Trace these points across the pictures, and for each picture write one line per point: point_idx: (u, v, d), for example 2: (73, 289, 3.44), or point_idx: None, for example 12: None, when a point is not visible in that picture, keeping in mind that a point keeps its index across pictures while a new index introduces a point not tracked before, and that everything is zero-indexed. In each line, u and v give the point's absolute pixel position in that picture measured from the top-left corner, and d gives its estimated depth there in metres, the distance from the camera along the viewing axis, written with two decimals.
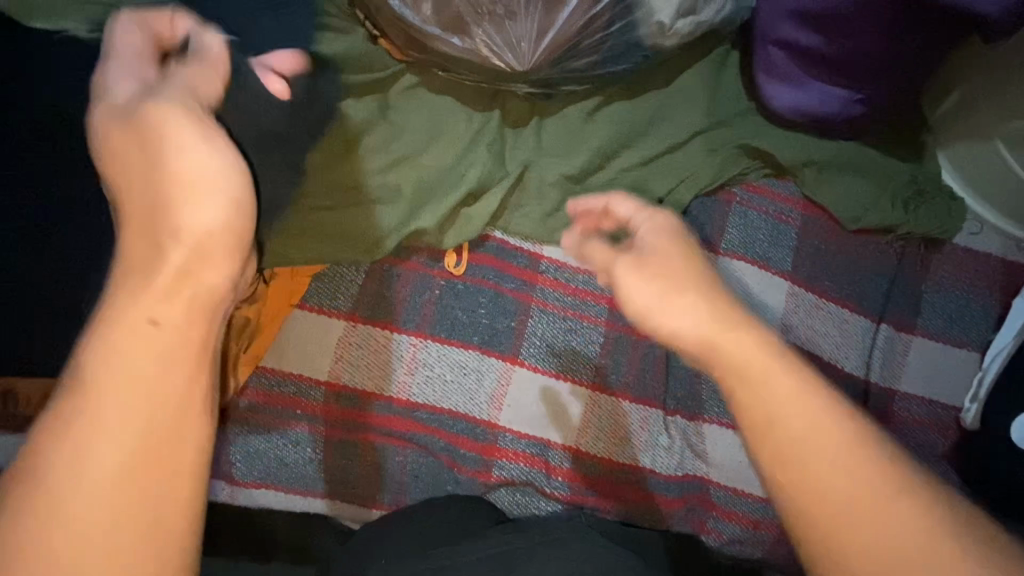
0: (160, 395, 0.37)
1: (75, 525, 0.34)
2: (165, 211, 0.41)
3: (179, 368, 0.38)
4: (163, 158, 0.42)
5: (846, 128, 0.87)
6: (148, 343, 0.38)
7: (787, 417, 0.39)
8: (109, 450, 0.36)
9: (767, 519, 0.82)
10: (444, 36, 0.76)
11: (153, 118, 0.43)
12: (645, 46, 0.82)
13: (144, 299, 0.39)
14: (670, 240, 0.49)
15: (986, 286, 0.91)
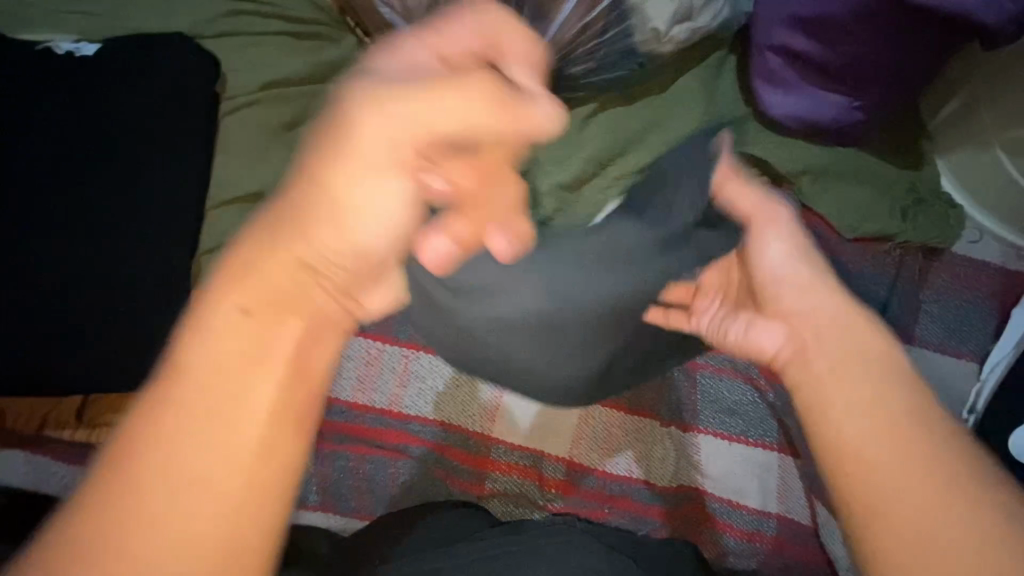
0: (247, 381, 0.32)
1: (145, 547, 0.28)
2: (302, 227, 0.34)
3: (261, 374, 0.32)
4: (331, 149, 0.34)
5: (846, 136, 0.86)
6: (243, 326, 0.32)
7: (840, 395, 0.41)
8: (192, 457, 0.30)
9: (762, 532, 0.81)
10: None
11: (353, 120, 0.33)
12: (640, 51, 0.83)
13: (239, 283, 0.33)
14: (797, 241, 0.58)
15: (986, 295, 0.90)
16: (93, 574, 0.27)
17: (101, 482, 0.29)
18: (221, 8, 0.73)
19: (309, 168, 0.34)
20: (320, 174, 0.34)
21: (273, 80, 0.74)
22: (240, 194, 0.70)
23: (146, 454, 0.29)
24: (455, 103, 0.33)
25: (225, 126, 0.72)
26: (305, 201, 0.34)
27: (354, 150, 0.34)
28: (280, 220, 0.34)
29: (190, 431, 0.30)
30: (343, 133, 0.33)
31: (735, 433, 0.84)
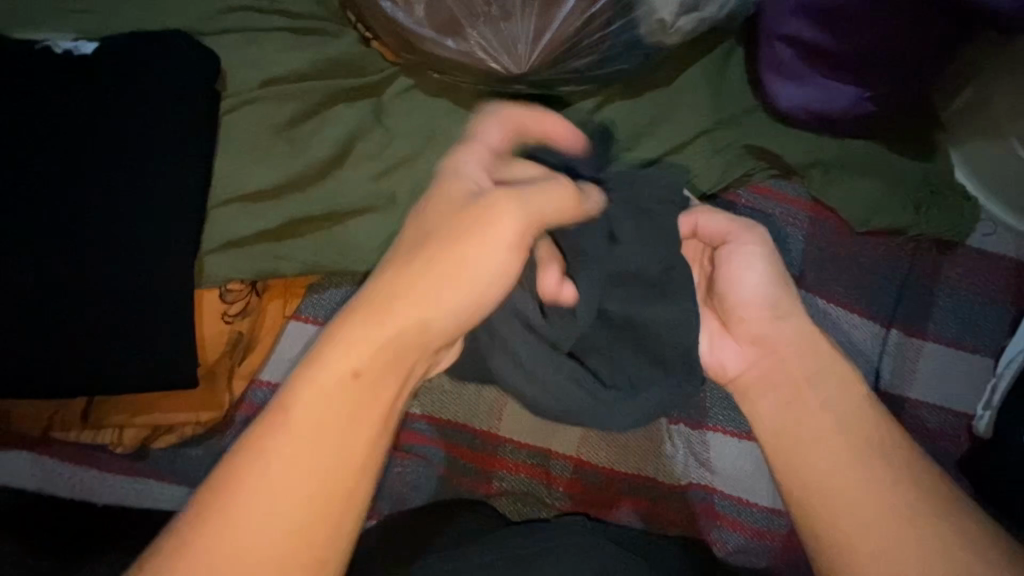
0: (352, 426, 0.42)
1: (249, 541, 0.39)
2: (433, 301, 0.43)
3: (361, 429, 0.42)
4: (466, 233, 0.44)
5: (856, 127, 0.85)
6: (358, 375, 0.42)
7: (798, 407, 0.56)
8: (293, 477, 0.40)
9: (773, 530, 0.80)
10: (438, 38, 0.74)
11: (497, 218, 0.45)
12: (647, 44, 0.81)
13: (357, 334, 0.42)
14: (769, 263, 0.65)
15: (1002, 289, 0.88)
16: (218, 551, 0.39)
17: (225, 479, 0.40)
18: (220, 4, 0.72)
19: (424, 240, 0.44)
20: (435, 248, 0.44)
21: (274, 77, 0.73)
22: (245, 191, 0.70)
23: (263, 470, 0.40)
24: (554, 196, 0.48)
25: (225, 126, 0.71)
26: (445, 259, 0.44)
27: (453, 247, 0.44)
28: (387, 294, 0.43)
29: (313, 456, 0.40)
30: (468, 218, 0.44)
31: (745, 431, 0.82)
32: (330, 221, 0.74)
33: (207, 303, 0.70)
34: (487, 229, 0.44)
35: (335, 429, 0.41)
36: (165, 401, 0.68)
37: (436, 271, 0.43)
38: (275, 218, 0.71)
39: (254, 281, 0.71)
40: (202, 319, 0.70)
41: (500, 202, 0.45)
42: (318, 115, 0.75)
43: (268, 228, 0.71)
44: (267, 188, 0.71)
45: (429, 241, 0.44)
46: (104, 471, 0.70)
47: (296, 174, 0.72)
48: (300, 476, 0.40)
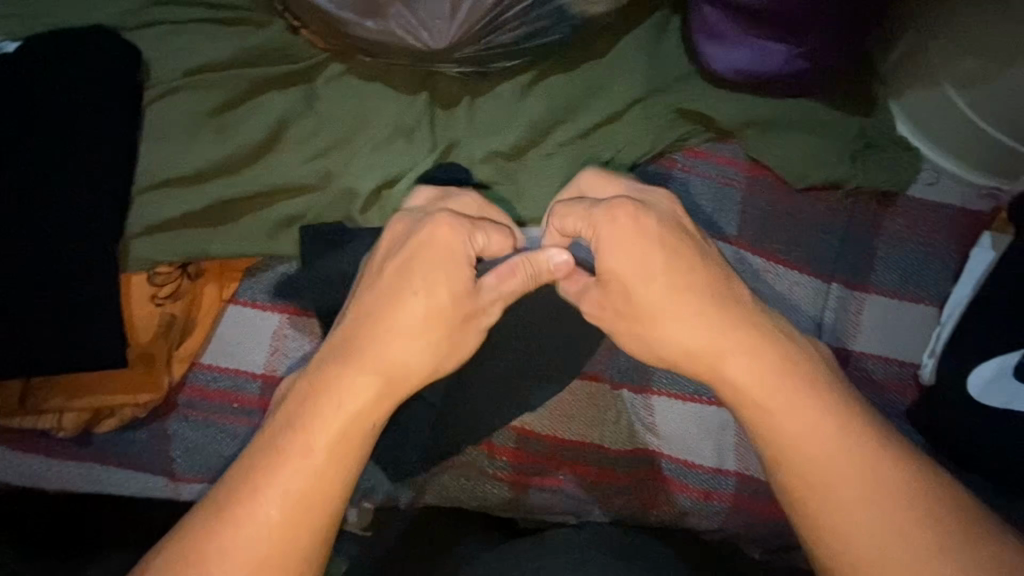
0: (346, 471, 0.53)
1: (245, 561, 0.50)
2: (416, 369, 0.57)
3: (353, 463, 0.54)
4: (450, 314, 0.58)
5: (791, 86, 0.85)
6: (350, 428, 0.54)
7: (802, 438, 0.54)
8: (285, 510, 0.51)
9: (719, 490, 0.81)
10: (358, 19, 0.75)
11: (473, 311, 0.60)
12: (573, 14, 0.81)
13: (351, 386, 0.55)
14: (637, 279, 0.59)
15: (947, 238, 0.87)
16: (227, 552, 0.50)
17: (231, 509, 0.51)
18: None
19: (396, 312, 0.57)
20: (420, 320, 0.57)
21: (198, 66, 0.74)
22: (170, 177, 0.72)
23: (264, 487, 0.51)
24: (516, 280, 0.62)
25: (151, 115, 0.73)
26: (443, 335, 0.58)
27: (432, 321, 0.57)
28: (381, 354, 0.56)
29: (310, 494, 0.52)
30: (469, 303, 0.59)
31: (687, 393, 0.83)
32: (263, 203, 0.76)
33: (138, 285, 0.72)
34: (461, 316, 0.59)
35: (328, 475, 0.52)
36: (102, 382, 0.71)
37: (443, 345, 0.58)
38: (202, 200, 0.73)
39: (184, 264, 0.73)
40: (131, 303, 0.72)
41: (474, 295, 0.60)
42: (246, 103, 0.77)
43: (196, 211, 0.73)
44: (194, 172, 0.73)
45: (409, 316, 0.57)
46: (48, 456, 0.72)
47: (225, 158, 0.74)
48: (298, 491, 0.51)
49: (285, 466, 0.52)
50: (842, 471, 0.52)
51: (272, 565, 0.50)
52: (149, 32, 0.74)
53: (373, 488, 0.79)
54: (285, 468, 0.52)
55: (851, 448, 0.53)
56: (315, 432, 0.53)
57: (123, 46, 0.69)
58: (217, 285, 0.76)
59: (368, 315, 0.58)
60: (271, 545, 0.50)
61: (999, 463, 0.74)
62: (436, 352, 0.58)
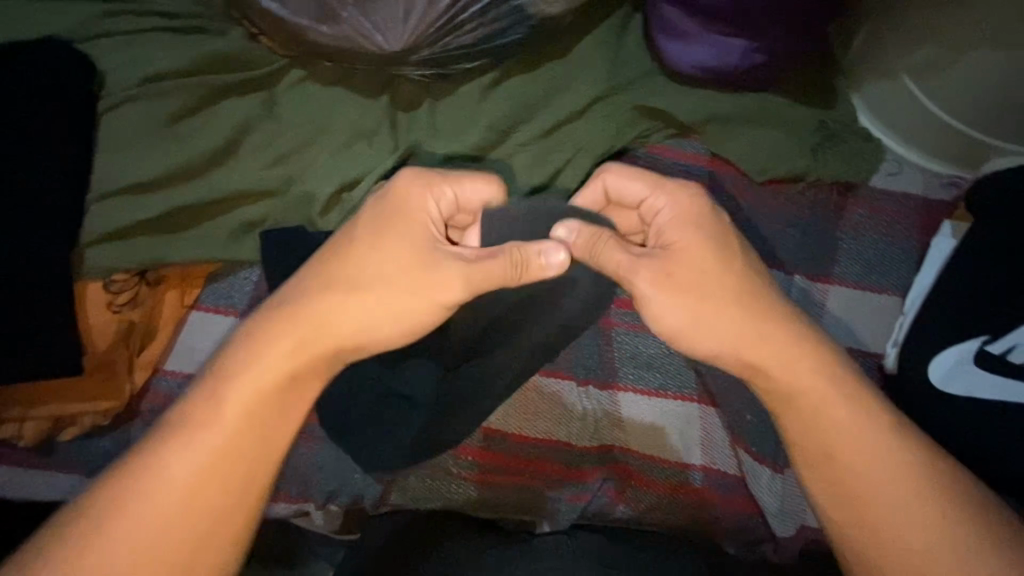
0: (270, 430, 0.58)
1: (171, 500, 0.54)
2: (354, 339, 0.61)
3: (281, 417, 0.58)
4: (410, 287, 0.60)
5: (751, 80, 0.85)
6: (284, 392, 0.58)
7: (829, 425, 0.62)
8: (211, 455, 0.55)
9: (686, 485, 0.81)
10: (312, 25, 0.76)
11: (438, 284, 0.60)
12: (530, 14, 0.80)
13: (285, 350, 0.59)
14: (691, 253, 0.63)
15: (909, 227, 0.87)
16: (156, 492, 0.54)
17: (158, 449, 0.55)
18: (96, 10, 0.75)
19: (364, 283, 0.61)
20: (373, 293, 0.60)
21: (153, 74, 0.75)
22: (127, 184, 0.73)
23: (193, 435, 0.56)
24: (488, 266, 0.60)
25: (106, 124, 0.73)
26: (388, 297, 0.60)
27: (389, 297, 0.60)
28: (311, 318, 0.60)
29: (231, 445, 0.56)
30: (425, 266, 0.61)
31: (653, 387, 0.83)
32: (222, 209, 0.76)
33: (95, 293, 0.73)
34: (420, 292, 0.60)
35: (251, 431, 0.57)
36: (63, 390, 0.71)
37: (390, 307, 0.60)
38: (159, 207, 0.73)
39: (142, 271, 0.74)
40: (88, 311, 0.72)
41: (437, 266, 0.61)
42: (203, 110, 0.77)
43: (154, 218, 0.73)
44: (151, 179, 0.73)
45: (375, 288, 0.60)
46: (11, 465, 0.73)
47: (181, 166, 0.74)
48: (224, 440, 0.56)
49: (213, 416, 0.56)
50: (866, 457, 0.60)
51: (197, 507, 0.55)
52: (105, 42, 0.75)
53: (338, 490, 0.79)
54: (214, 418, 0.56)
55: (875, 448, 0.61)
56: (240, 386, 0.57)
57: (76, 57, 0.70)
58: (178, 292, 0.77)
59: (329, 284, 0.61)
60: (198, 489, 0.55)
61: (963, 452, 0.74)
62: (384, 327, 0.61)
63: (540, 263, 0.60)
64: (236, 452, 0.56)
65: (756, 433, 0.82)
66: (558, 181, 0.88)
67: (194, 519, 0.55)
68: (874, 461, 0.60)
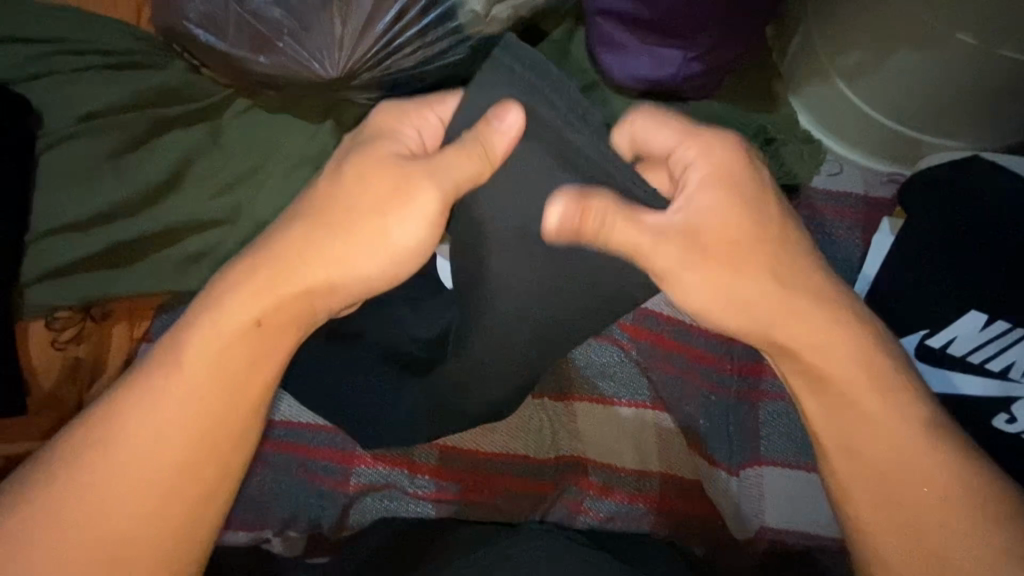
0: (238, 395, 0.51)
1: (141, 453, 0.48)
2: (331, 291, 0.53)
3: (259, 368, 0.51)
4: (391, 212, 0.52)
5: (688, 88, 0.87)
6: (250, 353, 0.51)
7: (865, 411, 0.53)
8: (183, 407, 0.49)
9: (644, 492, 0.81)
10: (252, 56, 0.78)
11: (417, 194, 0.52)
12: (469, 35, 0.81)
13: (251, 303, 0.51)
14: (720, 215, 0.52)
15: (850, 226, 0.90)
16: (121, 446, 0.48)
17: (115, 409, 0.49)
18: (34, 51, 0.76)
19: (347, 220, 0.52)
20: (356, 233, 0.52)
21: (93, 111, 0.76)
22: (69, 221, 0.73)
23: (162, 386, 0.49)
24: (463, 164, 0.52)
25: (47, 163, 0.74)
26: (353, 225, 0.52)
27: (377, 232, 0.52)
28: (287, 257, 0.52)
29: (190, 408, 0.49)
30: (394, 184, 0.52)
31: (609, 396, 0.83)
32: (167, 240, 0.77)
33: (40, 332, 0.75)
34: (400, 208, 0.52)
35: (213, 395, 0.50)
36: (15, 428, 0.74)
37: (362, 233, 0.52)
38: (101, 242, 0.74)
39: (86, 309, 0.75)
40: (33, 349, 0.75)
41: (408, 182, 0.52)
42: (146, 144, 0.78)
43: (97, 253, 0.74)
44: (93, 215, 0.74)
45: (359, 226, 0.52)
46: None
47: (123, 201, 0.75)
48: (198, 391, 0.49)
49: (183, 365, 0.50)
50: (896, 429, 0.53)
51: (168, 464, 0.48)
52: (44, 82, 0.76)
53: (296, 515, 0.79)
54: (184, 367, 0.50)
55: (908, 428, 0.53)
56: (204, 332, 0.50)
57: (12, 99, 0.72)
58: (123, 325, 0.78)
59: (309, 227, 0.52)
60: (170, 444, 0.49)
61: None
62: (367, 268, 0.53)
63: (502, 151, 0.53)
64: (207, 405, 0.49)
65: (710, 436, 0.83)
66: None
67: (167, 476, 0.48)
68: (902, 441, 0.53)
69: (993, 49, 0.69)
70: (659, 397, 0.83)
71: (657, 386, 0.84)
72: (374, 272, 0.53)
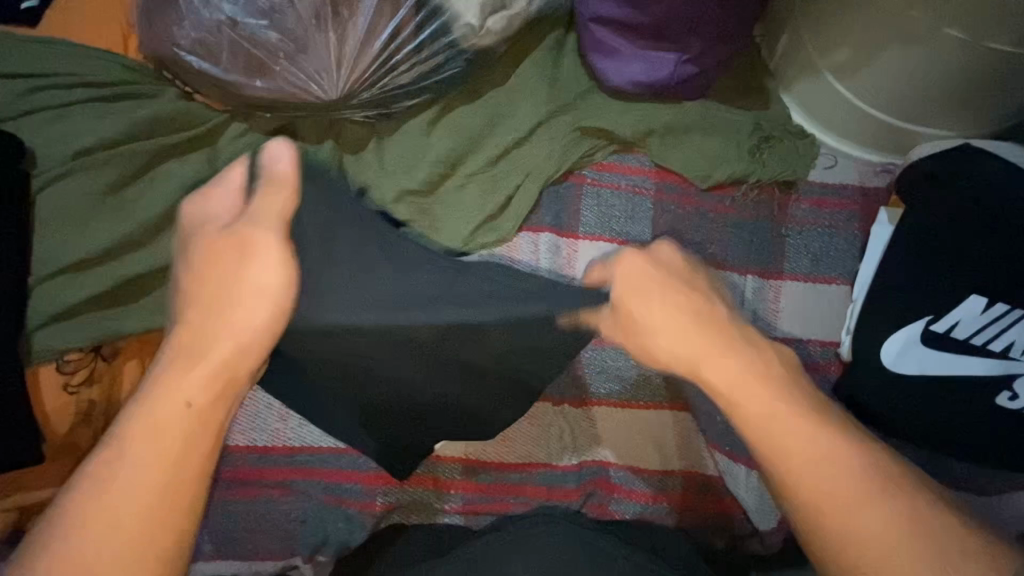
0: (183, 475, 0.47)
1: (99, 552, 0.44)
2: (243, 352, 0.51)
3: (200, 444, 0.48)
4: (243, 269, 0.52)
5: (683, 90, 0.88)
6: (163, 444, 0.47)
7: (787, 438, 0.50)
8: (138, 497, 0.46)
9: (667, 492, 0.83)
10: (247, 80, 0.77)
11: (253, 240, 0.53)
12: (464, 47, 0.81)
13: (179, 385, 0.48)
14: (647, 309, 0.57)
15: (850, 217, 0.92)
16: (74, 549, 0.44)
17: (60, 518, 0.45)
18: (18, 87, 0.73)
19: (226, 284, 0.52)
20: (234, 294, 0.51)
21: (84, 147, 0.74)
22: (70, 261, 0.72)
23: (114, 479, 0.46)
24: (275, 201, 0.55)
25: (41, 204, 0.72)
26: (214, 286, 0.52)
27: (249, 286, 0.52)
28: (210, 330, 0.50)
29: (142, 501, 0.46)
30: (236, 245, 0.53)
31: (626, 398, 0.85)
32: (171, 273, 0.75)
33: (51, 376, 0.73)
34: (250, 260, 0.52)
35: (172, 477, 0.47)
36: (32, 474, 0.72)
37: (226, 290, 0.52)
38: (106, 280, 0.73)
39: (96, 347, 0.74)
40: (43, 394, 0.73)
41: (247, 236, 0.53)
42: (143, 176, 0.76)
43: (101, 291, 0.73)
44: (94, 254, 0.72)
45: (234, 290, 0.51)
46: None
47: (123, 239, 0.73)
48: (149, 478, 0.46)
49: (105, 464, 0.46)
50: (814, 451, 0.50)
51: (121, 559, 0.45)
52: (31, 119, 0.74)
53: (325, 539, 0.78)
54: (104, 466, 0.46)
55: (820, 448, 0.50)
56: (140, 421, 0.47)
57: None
58: (135, 363, 0.76)
59: (201, 302, 0.51)
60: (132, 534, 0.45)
61: (922, 425, 0.78)
62: (263, 318, 0.52)
63: (290, 172, 0.56)
64: (162, 487, 0.46)
65: (729, 434, 0.83)
66: (513, 206, 0.89)
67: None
68: (828, 469, 0.49)
69: (981, 43, 0.71)
70: (677, 397, 0.85)
71: (673, 387, 0.85)
72: (254, 305, 0.51)
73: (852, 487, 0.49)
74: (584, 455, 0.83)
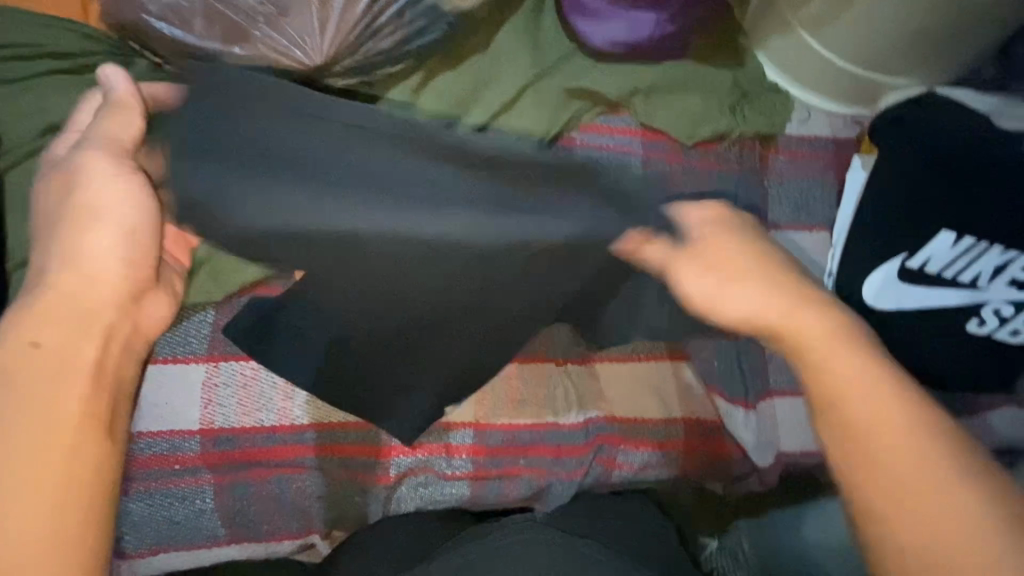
0: (62, 426, 0.45)
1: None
2: (99, 279, 0.52)
3: (69, 389, 0.46)
4: (87, 192, 0.54)
5: (663, 47, 0.90)
6: (29, 384, 0.45)
7: (865, 411, 0.47)
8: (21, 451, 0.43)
9: (673, 439, 0.86)
10: (225, 47, 0.74)
11: (92, 166, 0.54)
12: (445, 10, 0.78)
13: (33, 326, 0.48)
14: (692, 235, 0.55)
15: (825, 167, 0.97)
16: None
17: None
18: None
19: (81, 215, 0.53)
20: (84, 227, 0.52)
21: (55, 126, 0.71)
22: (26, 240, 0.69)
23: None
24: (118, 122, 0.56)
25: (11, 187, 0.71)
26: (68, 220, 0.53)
27: (98, 206, 0.53)
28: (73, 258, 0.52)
29: (21, 446, 0.43)
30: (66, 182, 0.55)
31: (628, 354, 0.87)
32: None
33: None
34: (94, 186, 0.54)
35: (55, 428, 0.45)
36: None
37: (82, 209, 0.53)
38: None
39: None
40: None
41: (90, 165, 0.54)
42: None
43: None
44: None
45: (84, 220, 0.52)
46: None
47: None
48: (20, 431, 0.44)
49: None
50: (895, 430, 0.47)
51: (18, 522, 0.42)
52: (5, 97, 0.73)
53: (341, 515, 0.79)
54: None
55: (901, 432, 0.46)
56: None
57: None
58: None
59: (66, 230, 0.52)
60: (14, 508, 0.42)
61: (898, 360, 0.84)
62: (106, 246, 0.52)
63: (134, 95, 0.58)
64: (41, 441, 0.44)
65: (726, 382, 0.87)
66: None
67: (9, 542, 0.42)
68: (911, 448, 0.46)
69: None
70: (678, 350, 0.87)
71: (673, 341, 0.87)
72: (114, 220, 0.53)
73: (932, 473, 0.45)
74: (590, 412, 0.85)
